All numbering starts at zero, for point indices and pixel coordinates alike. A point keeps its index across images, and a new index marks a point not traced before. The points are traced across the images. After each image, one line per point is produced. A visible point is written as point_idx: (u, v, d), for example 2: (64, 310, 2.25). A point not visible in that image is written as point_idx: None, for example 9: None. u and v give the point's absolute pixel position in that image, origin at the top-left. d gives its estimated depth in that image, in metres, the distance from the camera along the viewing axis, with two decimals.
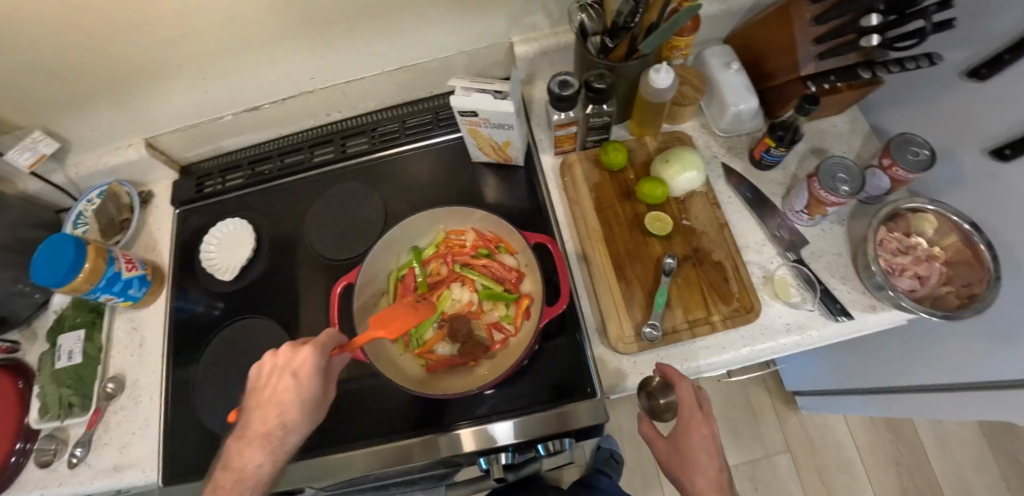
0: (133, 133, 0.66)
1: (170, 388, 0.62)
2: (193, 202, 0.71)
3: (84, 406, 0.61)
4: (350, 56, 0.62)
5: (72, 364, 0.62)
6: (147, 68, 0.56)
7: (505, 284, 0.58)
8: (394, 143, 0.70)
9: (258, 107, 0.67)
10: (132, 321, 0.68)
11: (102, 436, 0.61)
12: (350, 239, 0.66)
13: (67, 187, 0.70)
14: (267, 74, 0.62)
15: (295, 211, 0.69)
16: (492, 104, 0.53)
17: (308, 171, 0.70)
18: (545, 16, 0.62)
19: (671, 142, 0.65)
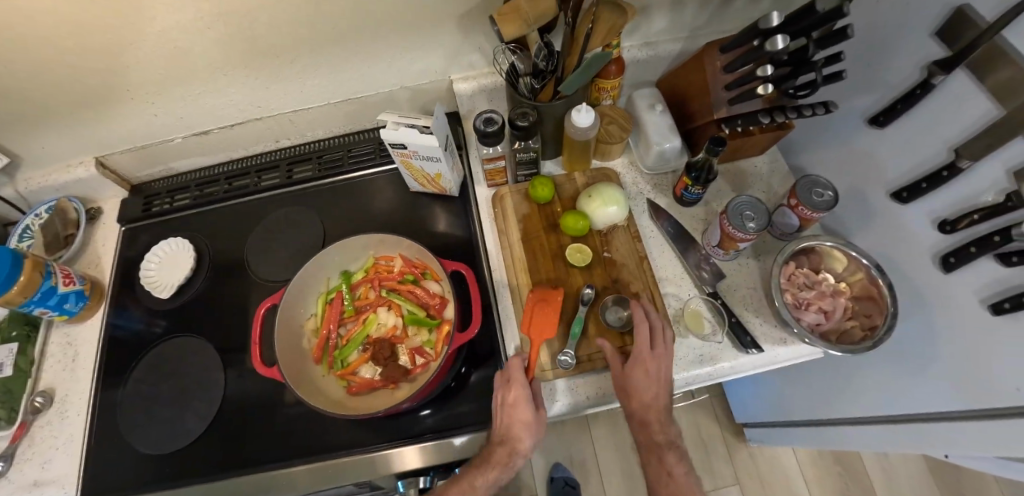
0: (84, 152, 0.69)
1: (99, 403, 0.63)
2: (140, 220, 0.73)
3: (10, 420, 0.61)
4: (297, 87, 0.65)
5: (2, 377, 0.63)
6: (94, 92, 0.59)
7: (429, 310, 0.60)
8: (338, 170, 0.73)
9: (207, 132, 0.69)
10: (68, 336, 0.68)
11: (25, 450, 0.61)
12: (290, 261, 0.68)
13: (15, 201, 0.72)
14: (215, 101, 0.65)
15: (239, 232, 0.71)
16: (418, 138, 0.56)
17: (254, 194, 0.73)
18: (482, 56, 0.67)
19: (599, 177, 0.69)
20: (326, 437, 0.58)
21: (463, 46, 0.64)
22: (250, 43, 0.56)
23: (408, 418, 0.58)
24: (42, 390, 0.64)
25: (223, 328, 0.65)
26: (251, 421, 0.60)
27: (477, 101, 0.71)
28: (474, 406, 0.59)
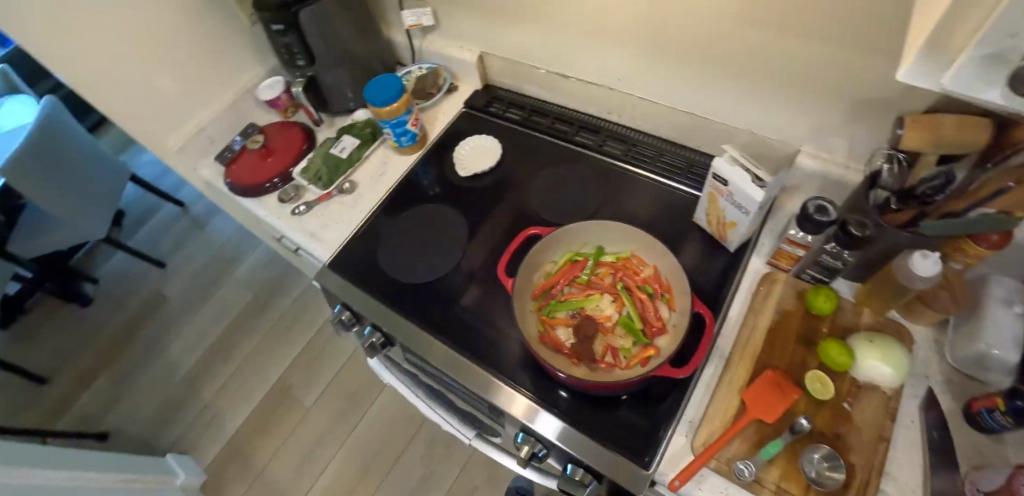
0: (477, 43, 0.86)
1: (376, 213, 0.80)
2: (477, 110, 0.88)
3: (324, 185, 0.84)
4: (657, 78, 0.70)
5: (339, 156, 0.85)
6: (523, 7, 0.73)
7: (646, 327, 0.61)
8: (641, 164, 0.77)
9: (567, 77, 0.80)
10: (384, 156, 0.88)
11: (319, 209, 0.83)
12: (556, 207, 0.75)
13: (416, 52, 0.94)
14: (590, 57, 0.74)
15: (535, 162, 0.81)
16: (747, 185, 0.57)
17: (560, 140, 0.82)
18: (850, 146, 0.62)
19: (887, 330, 0.61)
20: (498, 355, 0.64)
21: (841, 127, 0.60)
22: (657, 27, 0.62)
23: (557, 392, 0.61)
24: (351, 179, 0.84)
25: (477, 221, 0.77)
26: (455, 301, 0.69)
27: (807, 182, 0.68)
28: (624, 434, 0.57)
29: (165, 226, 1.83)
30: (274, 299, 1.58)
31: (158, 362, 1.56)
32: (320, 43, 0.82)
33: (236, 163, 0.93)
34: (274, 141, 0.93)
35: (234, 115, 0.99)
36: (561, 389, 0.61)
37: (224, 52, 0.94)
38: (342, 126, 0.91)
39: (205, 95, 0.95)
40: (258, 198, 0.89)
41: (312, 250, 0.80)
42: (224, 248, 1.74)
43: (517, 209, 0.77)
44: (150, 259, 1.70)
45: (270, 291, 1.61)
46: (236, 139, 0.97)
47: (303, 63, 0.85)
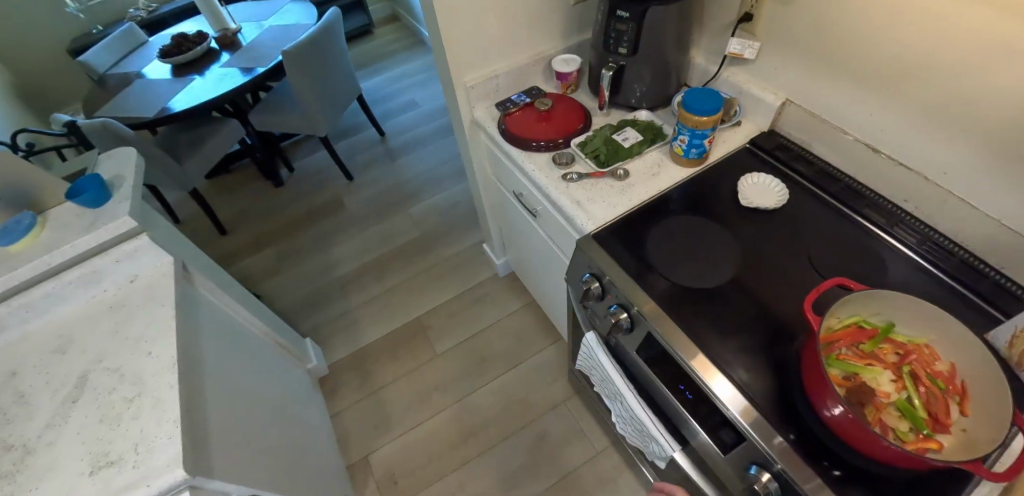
0: (786, 90, 0.90)
1: (644, 206, 0.86)
2: (759, 151, 0.93)
3: (600, 167, 0.90)
4: (991, 186, 0.69)
5: (622, 145, 0.92)
6: (867, 74, 0.76)
7: (928, 419, 0.58)
8: (932, 259, 0.75)
9: (876, 152, 0.81)
10: (657, 160, 0.93)
11: (589, 183, 0.90)
12: (830, 265, 0.76)
13: (712, 80, 1.01)
14: (916, 141, 0.75)
15: (811, 217, 0.83)
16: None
17: (848, 211, 0.83)
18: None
19: None
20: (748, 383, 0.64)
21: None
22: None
23: (785, 432, 0.60)
24: (625, 168, 0.90)
25: (744, 254, 0.79)
26: (710, 317, 0.71)
27: None
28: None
29: (371, 154, 2.19)
30: (435, 245, 1.81)
31: (319, 257, 1.86)
32: (648, 41, 0.90)
33: (514, 116, 1.03)
34: (555, 110, 1.02)
35: (520, 76, 1.10)
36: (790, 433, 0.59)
37: (544, 25, 1.06)
38: (622, 121, 0.99)
39: (514, 54, 1.07)
40: (528, 154, 0.97)
41: (576, 215, 0.85)
42: (398, 186, 2.04)
43: (789, 259, 0.78)
44: (342, 169, 2.06)
45: (431, 236, 1.84)
46: (518, 95, 1.07)
47: (621, 51, 0.93)
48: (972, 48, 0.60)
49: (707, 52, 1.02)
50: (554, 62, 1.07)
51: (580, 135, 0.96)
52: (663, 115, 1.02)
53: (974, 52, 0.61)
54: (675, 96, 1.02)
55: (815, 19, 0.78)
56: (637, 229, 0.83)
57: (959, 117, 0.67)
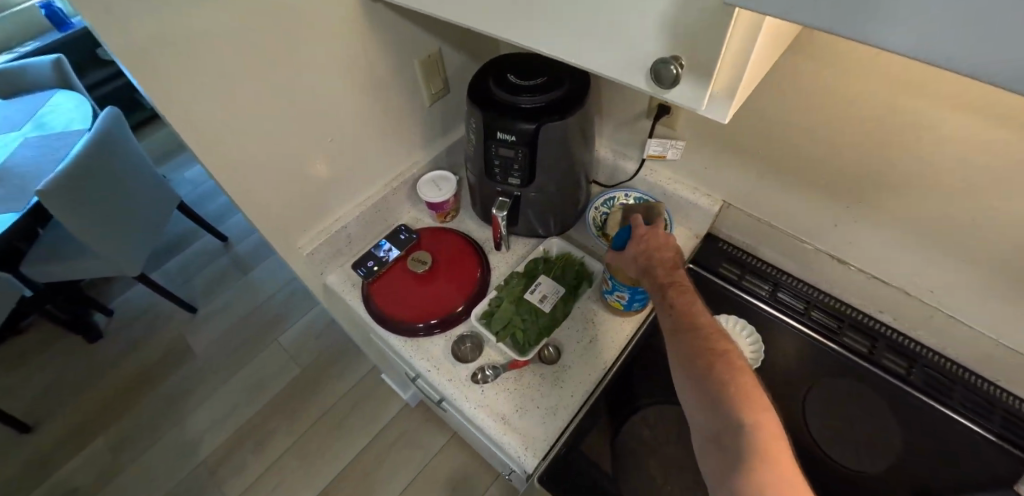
0: (724, 191, 0.73)
1: (599, 401, 0.66)
2: (706, 272, 0.76)
3: (522, 351, 0.65)
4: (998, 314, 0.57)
5: (540, 308, 0.68)
6: (832, 184, 0.60)
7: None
8: (935, 393, 0.64)
9: (845, 262, 0.67)
10: (592, 314, 0.71)
11: (510, 379, 0.66)
12: (839, 439, 0.62)
13: (627, 175, 0.80)
14: (897, 257, 0.61)
15: (794, 363, 0.69)
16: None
17: (830, 342, 0.70)
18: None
19: None
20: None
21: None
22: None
23: None
24: (554, 343, 0.68)
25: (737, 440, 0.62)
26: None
27: None
28: None
29: (219, 269, 1.73)
30: (329, 380, 1.44)
31: (175, 436, 1.39)
32: (545, 162, 0.68)
33: (386, 282, 0.77)
34: (441, 263, 0.78)
35: (382, 212, 0.83)
36: None
37: (398, 138, 0.79)
38: (530, 260, 0.75)
39: (370, 183, 0.80)
40: (420, 340, 0.72)
41: (505, 444, 0.61)
42: (262, 308, 1.62)
43: (789, 434, 0.63)
44: (182, 303, 1.58)
45: (320, 369, 1.46)
46: (385, 246, 0.80)
47: (514, 182, 0.71)
48: (972, 169, 0.47)
49: (610, 144, 0.81)
50: (423, 188, 0.80)
51: (482, 302, 0.71)
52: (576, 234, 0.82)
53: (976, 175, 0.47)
54: (589, 208, 0.80)
55: (758, 122, 0.60)
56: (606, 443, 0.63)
57: (957, 241, 0.54)
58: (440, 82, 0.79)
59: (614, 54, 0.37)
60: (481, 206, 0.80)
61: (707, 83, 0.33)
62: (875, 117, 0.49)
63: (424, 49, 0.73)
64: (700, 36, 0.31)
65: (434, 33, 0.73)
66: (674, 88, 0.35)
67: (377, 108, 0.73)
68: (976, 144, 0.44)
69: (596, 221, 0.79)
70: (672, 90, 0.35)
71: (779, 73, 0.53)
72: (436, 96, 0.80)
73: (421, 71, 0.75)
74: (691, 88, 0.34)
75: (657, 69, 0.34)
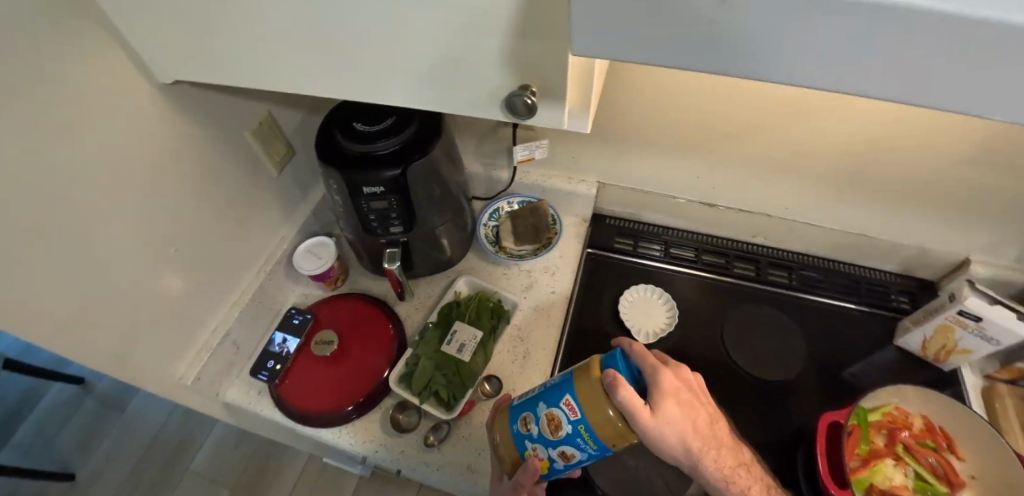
0: (596, 174, 0.76)
1: None
2: (603, 251, 0.79)
3: (447, 406, 0.67)
4: (834, 207, 0.72)
5: (461, 358, 0.68)
6: (685, 144, 0.67)
7: (946, 485, 0.64)
8: (813, 290, 0.77)
9: (713, 205, 0.75)
10: (519, 330, 0.72)
11: (464, 427, 0.68)
12: (764, 359, 0.71)
13: (505, 184, 0.81)
14: (751, 187, 0.72)
15: (706, 310, 0.75)
16: (1008, 320, 0.62)
17: (725, 277, 0.77)
18: (1013, 244, 0.71)
19: None
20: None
21: (1014, 226, 0.68)
22: (854, 160, 0.64)
23: None
24: (492, 376, 0.70)
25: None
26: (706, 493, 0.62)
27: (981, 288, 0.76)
28: None
29: (79, 425, 1.42)
30: (268, 492, 1.27)
31: None
32: (423, 199, 0.66)
33: (296, 380, 0.71)
34: (349, 338, 0.74)
35: (265, 302, 0.76)
36: None
37: (252, 218, 0.72)
38: (441, 304, 0.74)
39: (239, 276, 0.73)
40: (358, 422, 0.69)
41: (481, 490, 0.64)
42: (157, 448, 1.37)
43: (720, 371, 0.70)
44: (49, 476, 1.27)
45: (254, 483, 1.28)
46: (282, 339, 0.73)
47: (397, 229, 0.68)
48: (779, 98, 0.57)
49: (478, 158, 0.79)
50: (299, 261, 0.73)
51: (399, 363, 0.71)
52: (476, 256, 0.80)
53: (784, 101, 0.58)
54: (478, 226, 0.78)
55: (611, 108, 0.65)
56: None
57: (788, 161, 0.65)
58: (283, 145, 0.73)
59: (476, 100, 0.42)
60: (369, 261, 0.75)
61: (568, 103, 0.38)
62: (699, 80, 0.57)
63: (252, 117, 0.66)
64: (543, 64, 0.37)
65: (259, 97, 0.67)
66: (532, 114, 0.42)
67: (221, 195, 0.65)
68: (779, 81, 0.54)
69: (489, 236, 0.78)
70: (532, 116, 0.42)
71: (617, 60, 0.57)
72: (282, 161, 0.74)
73: (257, 141, 0.68)
74: (552, 113, 0.42)
75: (513, 102, 0.40)
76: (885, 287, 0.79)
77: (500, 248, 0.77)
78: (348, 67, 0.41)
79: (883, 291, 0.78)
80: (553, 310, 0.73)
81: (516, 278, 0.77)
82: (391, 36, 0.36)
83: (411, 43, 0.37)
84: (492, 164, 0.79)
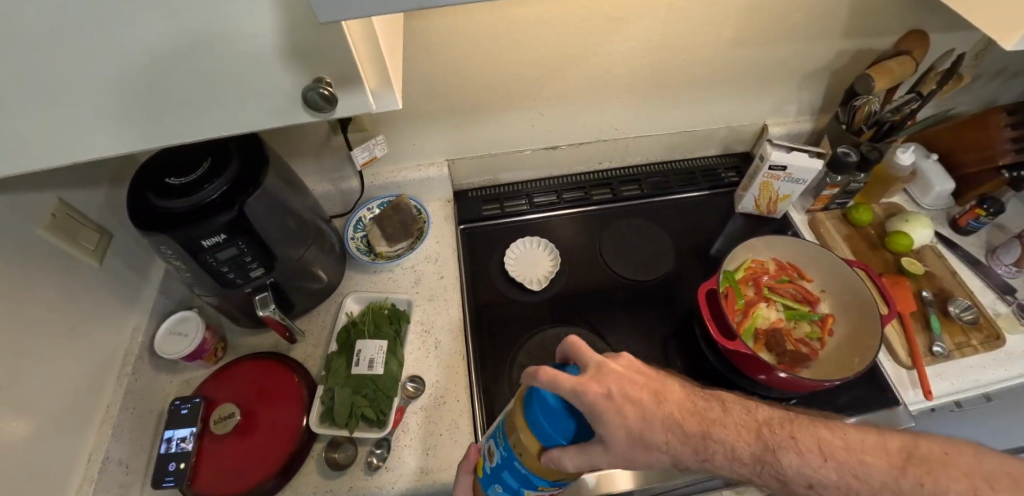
0: (441, 155, 0.85)
1: (481, 376, 0.73)
2: (477, 221, 0.88)
3: (380, 424, 0.65)
4: (645, 116, 0.85)
5: (375, 373, 0.66)
6: (505, 101, 0.76)
7: (806, 305, 0.76)
8: (659, 192, 0.93)
9: (556, 147, 0.88)
10: (424, 325, 0.76)
11: (402, 437, 0.66)
12: (629, 264, 0.85)
13: (359, 193, 0.85)
14: (574, 121, 0.83)
15: (580, 238, 0.87)
16: (805, 161, 0.76)
17: (590, 205, 0.91)
18: (771, 104, 0.89)
19: (892, 210, 0.91)
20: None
21: (765, 89, 0.85)
22: (632, 74, 0.76)
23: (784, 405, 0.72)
24: (414, 376, 0.70)
25: (578, 315, 0.79)
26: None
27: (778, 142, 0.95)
28: (854, 403, 0.72)
29: None
30: None
31: None
32: (274, 236, 0.63)
33: (208, 470, 0.64)
34: (252, 401, 0.69)
35: (139, 406, 0.69)
36: (791, 401, 0.72)
37: (83, 324, 0.65)
38: (338, 329, 0.73)
39: (96, 394, 0.66)
40: (293, 481, 0.65)
41: (438, 488, 0.63)
42: None
43: (599, 278, 0.83)
44: None
45: None
46: (169, 440, 0.64)
47: (259, 271, 0.64)
48: (558, 38, 0.67)
49: (323, 177, 0.82)
50: (161, 348, 0.69)
51: (315, 404, 0.67)
52: (355, 271, 0.82)
53: (564, 39, 0.68)
54: (347, 241, 0.80)
55: (429, 89, 0.72)
56: (510, 399, 0.71)
57: (590, 87, 0.77)
58: (93, 230, 0.68)
59: (270, 110, 0.38)
60: (247, 318, 0.74)
61: (359, 84, 0.38)
62: (483, 41, 0.65)
63: (41, 212, 0.59)
64: (330, 53, 0.35)
65: (46, 186, 0.60)
66: (336, 107, 0.39)
67: (37, 308, 0.58)
68: (546, 24, 0.65)
69: (361, 247, 0.81)
70: (337, 107, 0.39)
71: (411, 44, 0.63)
72: (96, 250, 0.68)
73: (58, 235, 0.61)
74: (353, 99, 0.39)
75: (310, 97, 0.37)
76: (716, 168, 0.96)
77: (376, 255, 0.80)
78: (106, 115, 0.36)
79: (714, 172, 0.96)
80: (448, 293, 0.79)
81: (401, 276, 0.81)
82: (133, 65, 0.33)
83: (162, 66, 0.33)
84: (346, 176, 0.83)
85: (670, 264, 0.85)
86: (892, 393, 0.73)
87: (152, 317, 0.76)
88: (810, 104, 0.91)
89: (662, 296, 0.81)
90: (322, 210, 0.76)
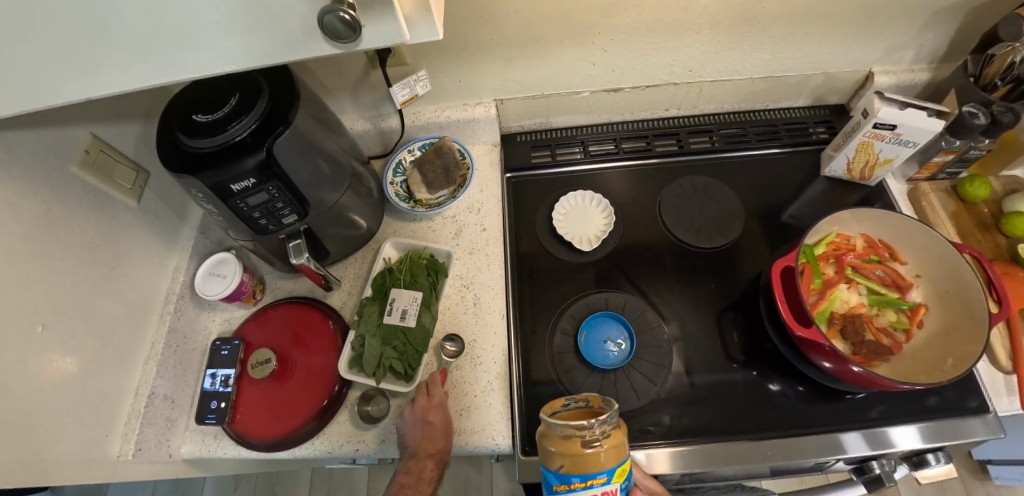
0: (489, 93, 0.77)
1: (520, 336, 0.69)
2: (524, 169, 0.81)
3: (407, 378, 0.63)
4: (727, 58, 0.73)
5: (406, 325, 0.63)
6: (564, 35, 0.66)
7: (896, 291, 0.67)
8: (731, 147, 0.82)
9: (619, 89, 0.77)
10: (463, 278, 0.72)
11: None
12: (690, 227, 0.76)
13: (399, 132, 0.79)
14: (644, 60, 0.72)
15: (635, 194, 0.79)
16: (922, 121, 0.62)
17: (652, 157, 0.81)
18: (886, 46, 0.74)
19: (1013, 184, 0.76)
20: (776, 390, 0.65)
21: (881, 29, 0.71)
22: (721, 4, 0.63)
23: (847, 398, 0.65)
24: (453, 336, 0.66)
25: (630, 280, 0.72)
26: (669, 367, 0.65)
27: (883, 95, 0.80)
28: (932, 405, 0.64)
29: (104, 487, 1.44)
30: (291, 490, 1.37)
31: None
32: (307, 180, 0.58)
33: (245, 409, 0.64)
34: (287, 346, 0.67)
35: (182, 344, 0.70)
36: (860, 394, 0.65)
37: (124, 263, 0.65)
38: (375, 275, 0.69)
39: (138, 332, 0.67)
40: (327, 428, 0.64)
41: (477, 450, 0.61)
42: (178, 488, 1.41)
43: (654, 241, 0.75)
44: None
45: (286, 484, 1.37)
46: (213, 375, 0.65)
47: (292, 218, 0.61)
48: None
49: (362, 114, 0.76)
50: (202, 288, 0.68)
51: (346, 348, 0.65)
52: (395, 216, 0.78)
53: None
54: (385, 185, 0.75)
55: (481, 16, 0.62)
56: (549, 366, 0.66)
57: (666, 21, 0.65)
58: (128, 167, 0.65)
59: (281, 36, 0.32)
60: (284, 262, 0.71)
61: (390, 8, 0.31)
62: None
63: (74, 147, 0.57)
64: None
65: (77, 119, 0.57)
66: (359, 36, 0.32)
67: (73, 249, 0.57)
68: None
69: (400, 192, 0.76)
70: (362, 37, 0.33)
71: None
72: (134, 187, 0.66)
73: (94, 174, 0.59)
74: (380, 26, 0.32)
75: (328, 23, 0.30)
76: (803, 122, 0.83)
77: (416, 202, 0.75)
78: (70, 57, 0.31)
79: (800, 126, 0.83)
80: (489, 247, 0.74)
81: (442, 225, 0.77)
82: None
83: None
84: (387, 113, 0.76)
85: (735, 232, 0.75)
86: (983, 400, 0.64)
87: (193, 257, 0.76)
88: (935, 49, 0.75)
89: (724, 267, 0.73)
90: (359, 150, 0.70)
